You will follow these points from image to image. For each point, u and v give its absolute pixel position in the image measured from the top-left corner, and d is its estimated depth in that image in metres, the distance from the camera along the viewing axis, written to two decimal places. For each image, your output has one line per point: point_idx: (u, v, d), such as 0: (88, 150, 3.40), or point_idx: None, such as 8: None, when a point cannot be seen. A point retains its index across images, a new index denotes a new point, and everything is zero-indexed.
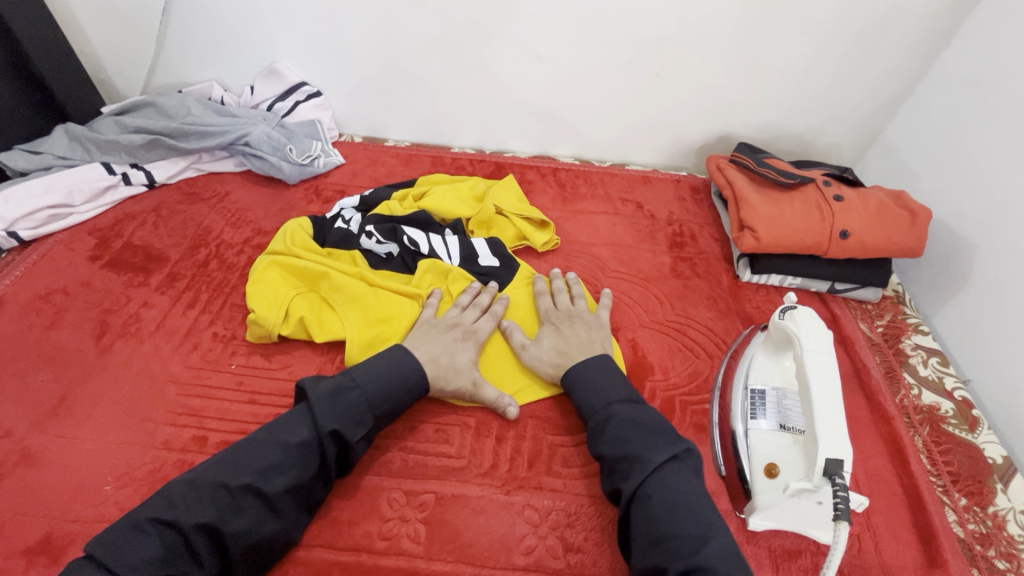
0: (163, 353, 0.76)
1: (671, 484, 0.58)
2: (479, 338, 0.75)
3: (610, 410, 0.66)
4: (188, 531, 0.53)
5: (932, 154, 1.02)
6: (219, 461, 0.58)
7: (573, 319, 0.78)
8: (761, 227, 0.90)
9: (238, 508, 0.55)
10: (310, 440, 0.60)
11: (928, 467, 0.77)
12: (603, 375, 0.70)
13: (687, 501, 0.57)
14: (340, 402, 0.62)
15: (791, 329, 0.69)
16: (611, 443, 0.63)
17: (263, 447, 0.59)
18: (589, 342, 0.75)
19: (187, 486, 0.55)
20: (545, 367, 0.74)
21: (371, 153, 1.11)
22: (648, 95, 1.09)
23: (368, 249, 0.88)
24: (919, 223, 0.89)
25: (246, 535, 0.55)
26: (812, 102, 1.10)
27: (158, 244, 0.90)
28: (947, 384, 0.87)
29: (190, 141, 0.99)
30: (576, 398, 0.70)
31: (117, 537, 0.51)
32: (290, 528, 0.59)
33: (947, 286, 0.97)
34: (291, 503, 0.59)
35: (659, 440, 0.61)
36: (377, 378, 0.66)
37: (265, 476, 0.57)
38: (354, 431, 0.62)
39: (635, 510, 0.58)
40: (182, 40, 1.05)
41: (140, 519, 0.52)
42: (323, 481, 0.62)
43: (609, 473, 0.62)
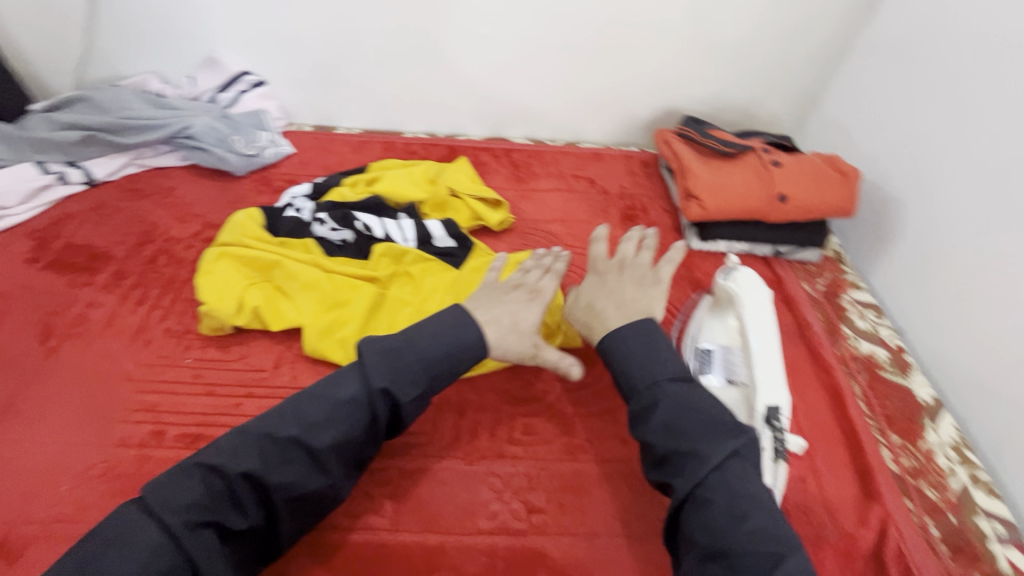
0: (115, 352, 0.75)
1: (734, 485, 0.56)
2: (545, 299, 0.71)
3: (658, 392, 0.62)
4: (233, 479, 0.54)
5: (864, 119, 1.07)
6: (269, 414, 0.59)
7: (616, 277, 0.74)
8: (705, 195, 0.94)
9: (282, 461, 0.56)
10: (359, 398, 0.59)
11: (866, 412, 0.83)
12: (646, 345, 0.65)
13: (754, 505, 0.55)
14: (392, 360, 0.61)
15: (733, 291, 0.78)
16: (663, 435, 0.59)
17: (313, 402, 0.59)
18: (632, 301, 0.71)
19: (238, 436, 0.57)
20: (586, 324, 0.71)
21: (321, 142, 1.10)
22: (595, 73, 1.11)
23: (322, 237, 0.88)
24: (851, 183, 0.94)
25: (291, 487, 0.55)
26: (751, 74, 1.14)
27: (102, 243, 0.87)
28: (881, 334, 0.93)
29: (129, 136, 0.96)
30: (616, 370, 0.66)
31: (168, 482, 0.53)
32: (338, 485, 0.59)
33: (880, 244, 1.03)
34: (339, 461, 0.58)
35: (717, 432, 0.59)
36: (432, 337, 0.64)
37: (312, 432, 0.57)
38: (405, 391, 0.61)
39: (691, 511, 0.56)
40: (114, 31, 1.01)
41: (191, 464, 0.55)
42: (374, 443, 0.61)
43: (659, 464, 0.60)
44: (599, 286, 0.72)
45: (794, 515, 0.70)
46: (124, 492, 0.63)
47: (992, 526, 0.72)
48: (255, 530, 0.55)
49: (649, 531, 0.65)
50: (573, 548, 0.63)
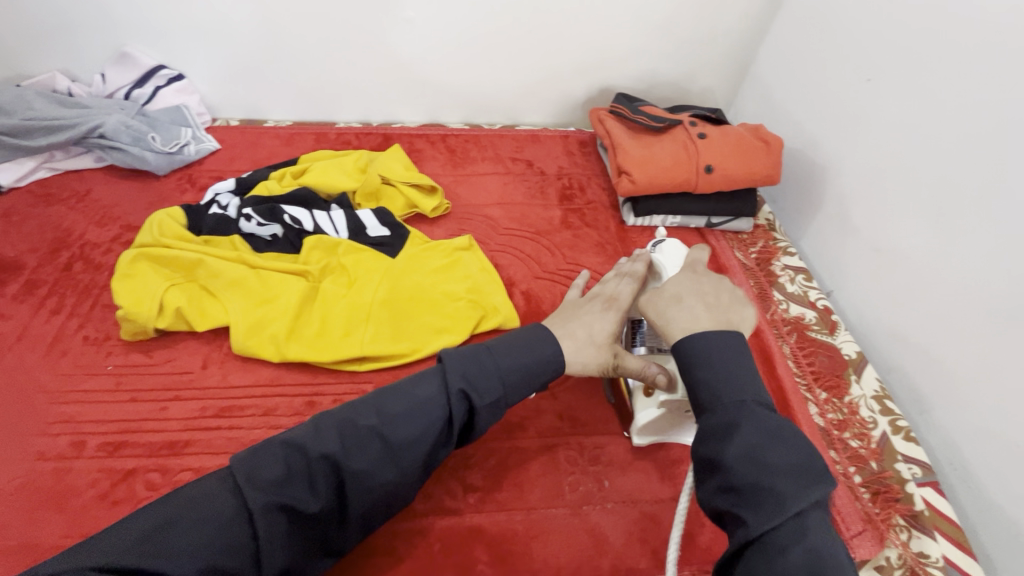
0: (28, 364, 0.71)
1: (821, 541, 0.44)
2: (621, 307, 0.72)
3: (745, 412, 0.52)
4: (313, 459, 0.52)
5: (788, 89, 1.10)
6: (351, 403, 0.57)
7: (716, 280, 0.67)
8: (635, 170, 0.95)
9: (362, 449, 0.53)
10: (439, 396, 0.58)
11: (794, 369, 0.87)
12: (734, 357, 0.56)
13: (839, 572, 0.43)
14: (471, 360, 0.60)
15: (660, 262, 0.75)
16: (743, 459, 0.48)
17: (396, 395, 0.57)
18: (724, 309, 0.63)
19: (318, 420, 0.55)
20: (667, 315, 0.63)
21: (249, 136, 1.07)
22: (526, 53, 1.10)
23: (250, 233, 0.85)
24: (773, 152, 0.96)
25: (363, 480, 0.53)
26: (680, 49, 1.15)
27: (12, 252, 0.83)
28: (811, 296, 0.97)
29: (36, 139, 0.91)
30: (691, 378, 0.56)
31: (250, 457, 0.51)
32: (405, 487, 0.56)
33: (809, 209, 1.06)
34: (414, 462, 0.55)
35: (810, 476, 0.47)
36: (509, 343, 0.64)
37: (392, 424, 0.55)
38: (480, 395, 0.59)
39: (756, 556, 0.44)
40: (11, 27, 0.95)
41: (274, 442, 0.53)
42: (445, 445, 0.59)
43: (726, 489, 0.48)
44: (686, 284, 0.65)
45: None
46: (41, 506, 0.61)
47: (909, 469, 0.76)
48: (323, 518, 0.52)
49: (585, 500, 0.67)
50: (510, 523, 0.64)
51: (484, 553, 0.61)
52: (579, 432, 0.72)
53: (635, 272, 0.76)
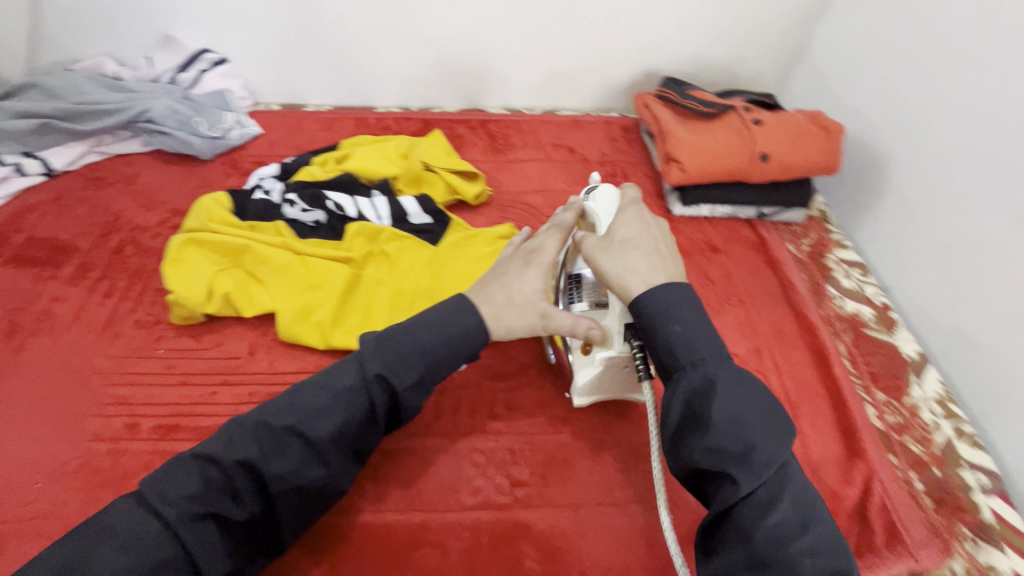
0: (84, 345, 0.73)
1: (796, 488, 0.50)
2: (545, 264, 0.63)
3: (718, 371, 0.52)
4: (229, 468, 0.51)
5: (848, 72, 1.03)
6: (266, 404, 0.56)
7: (657, 225, 0.63)
8: (686, 158, 0.91)
9: (281, 449, 0.53)
10: (355, 386, 0.56)
11: (850, 369, 0.82)
12: (697, 313, 0.55)
13: (814, 513, 0.49)
14: (385, 344, 0.57)
15: (592, 209, 0.68)
16: (728, 422, 0.50)
17: (312, 390, 0.55)
18: (672, 258, 0.60)
19: (232, 425, 0.54)
20: (619, 268, 0.58)
21: (290, 121, 1.06)
22: (570, 35, 1.06)
23: (294, 219, 0.85)
24: (833, 138, 0.91)
25: (287, 479, 0.53)
26: (733, 30, 1.09)
27: (65, 235, 0.85)
28: (867, 292, 0.92)
29: (87, 123, 0.93)
30: (660, 339, 0.55)
31: (164, 475, 0.51)
32: (337, 477, 0.55)
33: (865, 201, 1.01)
34: (339, 451, 0.55)
35: (780, 428, 0.51)
36: (426, 320, 0.59)
37: (311, 420, 0.54)
38: (401, 378, 0.57)
39: (748, 512, 0.48)
40: (62, 12, 0.96)
41: (187, 456, 0.52)
42: (374, 432, 0.57)
43: (712, 450, 0.49)
44: (636, 232, 0.61)
45: None
46: (101, 485, 0.62)
47: (975, 477, 0.73)
48: (255, 519, 0.53)
49: (633, 498, 0.65)
50: (557, 518, 0.63)
51: (532, 549, 0.61)
52: (626, 428, 0.70)
53: (563, 223, 0.68)
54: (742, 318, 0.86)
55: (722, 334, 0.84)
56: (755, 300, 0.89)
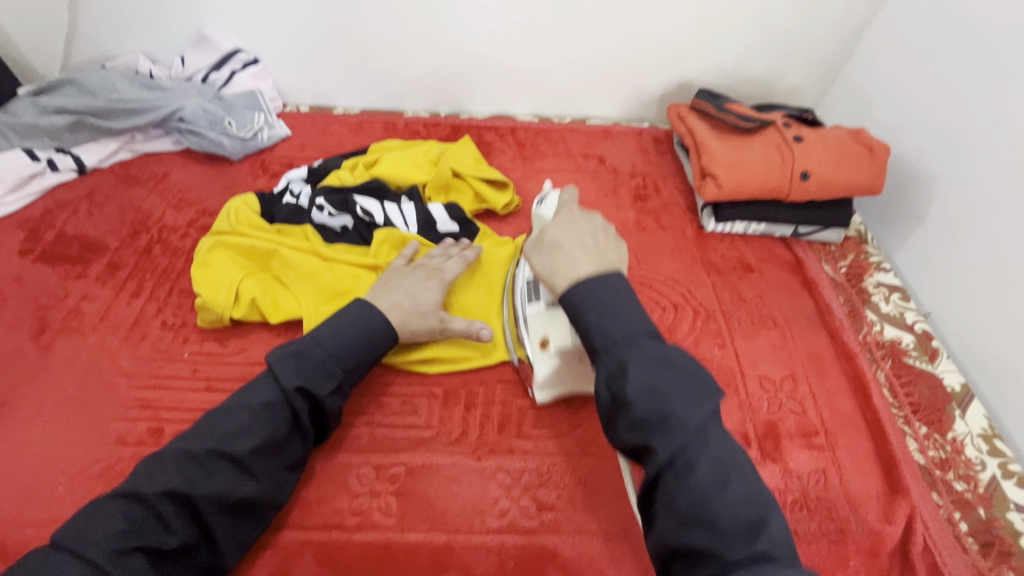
0: (110, 346, 0.72)
1: (716, 448, 0.48)
2: (444, 279, 0.72)
3: (632, 348, 0.50)
4: (154, 500, 0.51)
5: (891, 89, 1.00)
6: (182, 436, 0.57)
7: (590, 219, 0.61)
8: (722, 173, 0.89)
9: (209, 472, 0.53)
10: (275, 400, 0.59)
11: (889, 400, 0.79)
12: (616, 297, 0.53)
13: (736, 470, 0.47)
14: (298, 358, 0.61)
15: (543, 215, 0.67)
16: (644, 394, 0.48)
17: (228, 412, 0.57)
18: (603, 250, 0.58)
19: (153, 460, 0.54)
20: (547, 269, 0.57)
21: (319, 123, 1.06)
22: (603, 43, 1.04)
23: (322, 224, 0.84)
24: (877, 159, 0.89)
25: (220, 498, 0.53)
26: (772, 42, 1.06)
27: (95, 233, 0.85)
28: (908, 318, 0.89)
29: (119, 120, 0.93)
30: (584, 325, 0.53)
31: (83, 519, 0.50)
32: (269, 489, 0.57)
33: (906, 223, 0.97)
34: (265, 464, 0.57)
35: (699, 390, 0.49)
36: (335, 332, 0.64)
37: (233, 438, 0.55)
38: (320, 385, 0.61)
39: (671, 479, 0.47)
40: (99, 10, 0.97)
41: (105, 499, 0.51)
42: (299, 440, 0.60)
43: (634, 424, 0.48)
44: (562, 231, 0.59)
45: (815, 510, 0.67)
46: None
47: None
48: (189, 548, 0.52)
49: None
50: (584, 546, 0.61)
51: None
52: None
53: (465, 255, 0.76)
54: (776, 341, 0.83)
55: (756, 357, 0.81)
56: (790, 323, 0.86)
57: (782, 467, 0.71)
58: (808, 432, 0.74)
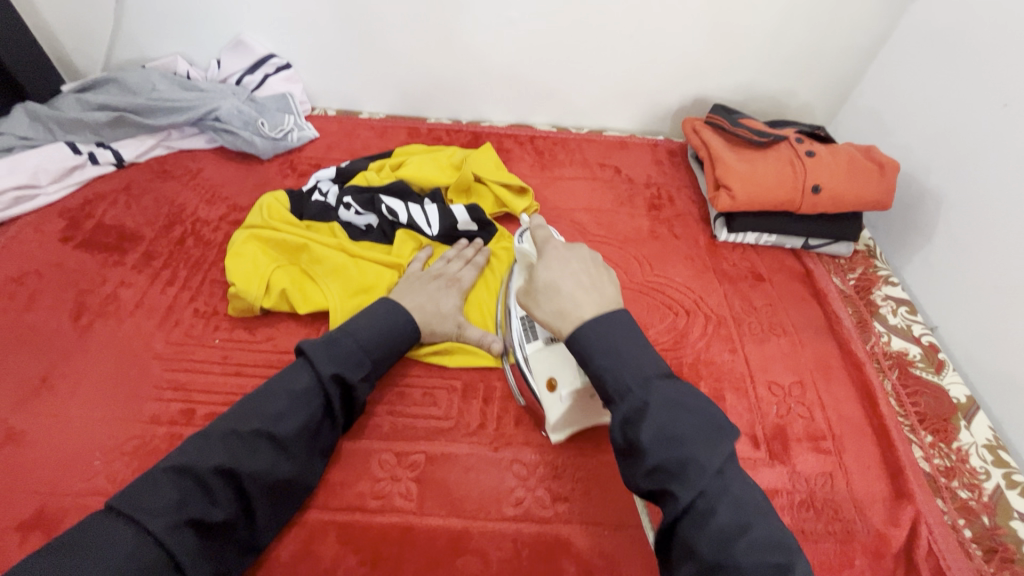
0: (145, 330, 0.76)
1: (735, 491, 0.49)
2: (462, 286, 0.78)
3: (648, 394, 0.52)
4: (205, 476, 0.53)
5: (901, 110, 1.03)
6: (225, 416, 0.58)
7: (578, 252, 0.63)
8: (736, 185, 0.92)
9: (253, 452, 0.55)
10: (313, 386, 0.61)
11: (896, 408, 0.81)
12: (620, 340, 0.55)
13: (755, 513, 0.48)
14: (335, 348, 0.63)
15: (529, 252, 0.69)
16: (660, 440, 0.50)
17: (269, 395, 0.59)
18: (596, 285, 0.60)
19: (199, 437, 0.55)
20: (549, 315, 0.59)
21: (346, 126, 1.10)
22: (622, 58, 1.08)
23: (348, 221, 0.87)
24: (887, 175, 0.92)
25: (263, 477, 0.55)
26: (786, 62, 1.09)
27: (132, 223, 0.88)
28: (915, 331, 0.91)
29: (158, 118, 0.97)
30: (595, 370, 0.55)
31: (135, 489, 0.51)
32: (304, 470, 0.60)
33: (914, 238, 0.99)
34: (303, 446, 0.59)
35: (712, 432, 0.50)
36: (368, 325, 0.67)
37: (276, 420, 0.57)
38: (353, 372, 0.63)
39: (690, 525, 0.48)
40: (142, 13, 1.01)
41: (157, 471, 0.53)
42: (330, 426, 0.63)
43: (651, 472, 0.50)
44: (556, 270, 0.61)
45: (822, 511, 0.69)
46: None
47: None
48: (231, 522, 0.54)
49: None
50: (597, 535, 0.63)
51: (572, 565, 0.61)
52: None
53: (478, 263, 0.82)
54: (786, 348, 0.85)
55: (766, 362, 0.83)
56: (799, 331, 0.88)
57: (790, 468, 0.72)
58: (816, 437, 0.76)
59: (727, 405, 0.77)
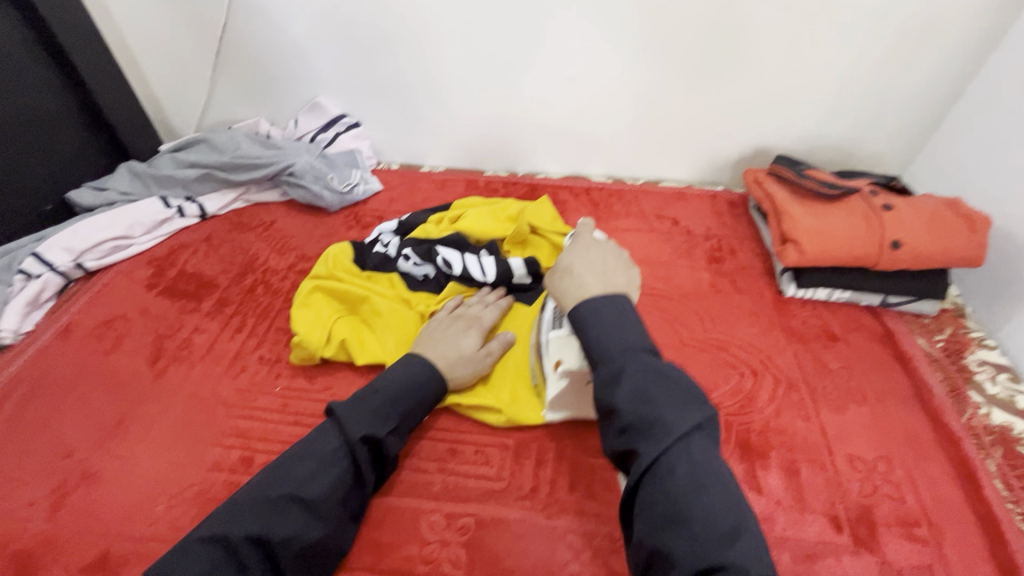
0: (213, 375, 0.79)
1: (699, 456, 0.47)
2: (482, 326, 0.77)
3: (626, 359, 0.52)
4: (236, 545, 0.53)
5: (989, 159, 0.95)
6: (258, 479, 0.59)
7: (602, 246, 0.65)
8: (805, 240, 0.88)
9: (282, 517, 0.55)
10: (341, 448, 0.61)
11: (1004, 494, 0.71)
12: (618, 315, 0.56)
13: (717, 478, 0.46)
14: (363, 407, 0.63)
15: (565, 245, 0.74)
16: (632, 398, 0.49)
17: (300, 458, 0.60)
18: (612, 274, 0.61)
19: (231, 505, 0.56)
20: (557, 290, 0.61)
21: (407, 179, 1.15)
22: (677, 110, 1.08)
23: (406, 272, 0.89)
24: (978, 231, 0.85)
25: (294, 543, 0.55)
26: (854, 112, 1.05)
27: (209, 272, 0.95)
28: (1020, 403, 0.81)
29: (239, 174, 1.05)
30: (587, 342, 0.56)
31: (170, 561, 0.51)
32: (335, 534, 0.59)
33: (1013, 298, 0.90)
34: (334, 509, 0.59)
35: (687, 400, 0.49)
36: (394, 380, 0.67)
37: (306, 483, 0.57)
38: (380, 428, 0.63)
39: (649, 482, 0.46)
40: (232, 81, 1.12)
41: (192, 539, 0.53)
42: (360, 488, 0.62)
43: (621, 430, 0.49)
44: (575, 252, 0.63)
45: None
46: None
47: None
48: None
49: None
50: None
51: None
52: None
53: (499, 304, 0.81)
54: (867, 418, 0.78)
55: (844, 433, 0.76)
56: (882, 399, 0.80)
57: (880, 558, 0.65)
58: (908, 522, 0.68)
59: (802, 480, 0.71)
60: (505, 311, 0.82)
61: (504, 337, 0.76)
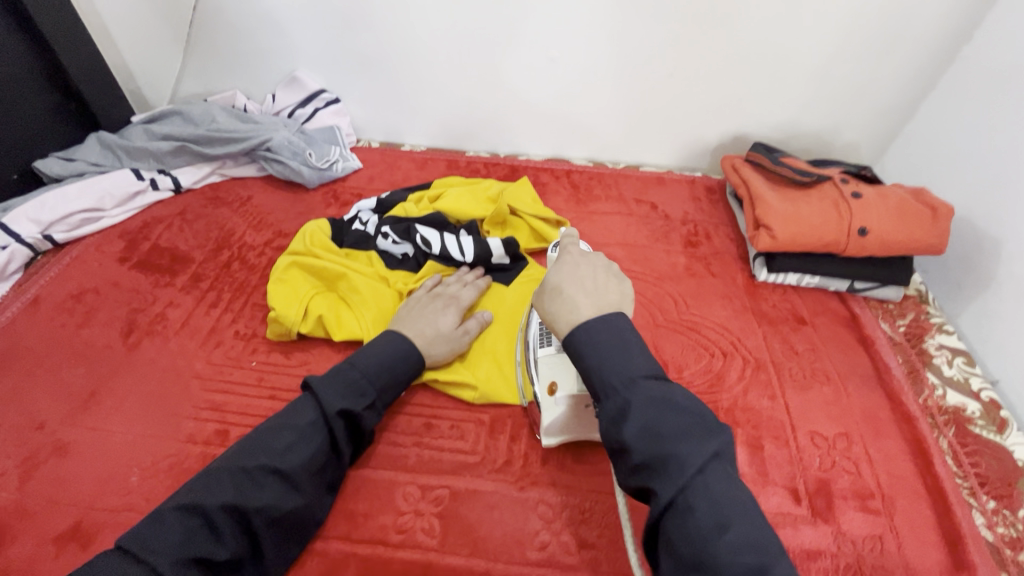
0: (188, 350, 0.79)
1: (717, 489, 0.46)
2: (460, 304, 0.77)
3: (631, 393, 0.50)
4: (211, 513, 0.53)
5: (956, 152, 0.99)
6: (234, 451, 0.59)
7: (590, 259, 0.62)
8: (777, 225, 0.90)
9: (259, 486, 0.56)
10: (318, 421, 0.61)
11: (954, 469, 0.75)
12: (615, 338, 0.54)
13: (737, 511, 0.45)
14: (340, 381, 0.64)
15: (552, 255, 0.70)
16: (642, 435, 0.48)
17: (276, 431, 0.60)
18: (603, 291, 0.58)
19: (207, 475, 0.56)
20: (548, 314, 0.58)
21: (388, 158, 1.14)
22: (659, 94, 1.08)
23: (385, 250, 0.88)
24: (940, 219, 0.88)
25: (270, 512, 0.56)
26: (830, 102, 1.07)
27: (184, 246, 0.93)
28: (973, 384, 0.85)
29: (215, 148, 1.03)
30: (584, 370, 0.54)
31: (144, 529, 0.51)
32: (311, 505, 0.60)
33: (972, 285, 0.94)
34: (310, 479, 0.60)
35: (698, 431, 0.48)
36: (372, 356, 0.68)
37: (282, 454, 0.58)
38: (357, 403, 0.64)
39: (669, 521, 0.46)
40: (207, 52, 1.09)
41: (167, 508, 0.53)
42: (336, 460, 0.63)
43: (635, 467, 0.49)
44: (564, 269, 0.60)
45: None
46: None
47: None
48: (238, 560, 0.54)
49: None
50: None
51: None
52: None
53: (477, 284, 0.82)
54: (830, 397, 0.81)
55: (808, 412, 0.79)
56: (845, 380, 0.84)
57: (835, 528, 0.68)
58: (863, 495, 0.71)
59: (765, 455, 0.74)
60: (483, 292, 0.83)
61: (481, 316, 0.78)
